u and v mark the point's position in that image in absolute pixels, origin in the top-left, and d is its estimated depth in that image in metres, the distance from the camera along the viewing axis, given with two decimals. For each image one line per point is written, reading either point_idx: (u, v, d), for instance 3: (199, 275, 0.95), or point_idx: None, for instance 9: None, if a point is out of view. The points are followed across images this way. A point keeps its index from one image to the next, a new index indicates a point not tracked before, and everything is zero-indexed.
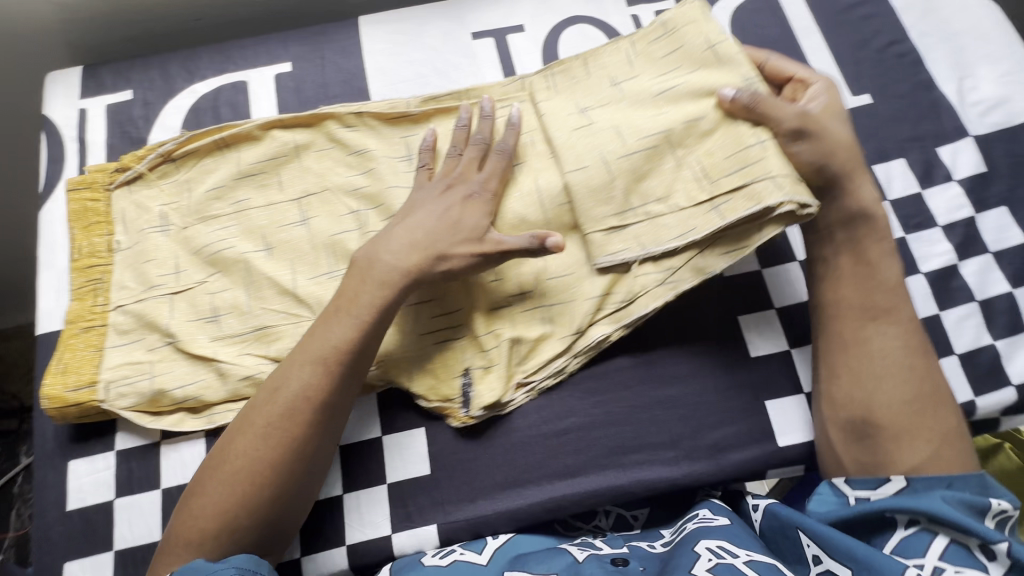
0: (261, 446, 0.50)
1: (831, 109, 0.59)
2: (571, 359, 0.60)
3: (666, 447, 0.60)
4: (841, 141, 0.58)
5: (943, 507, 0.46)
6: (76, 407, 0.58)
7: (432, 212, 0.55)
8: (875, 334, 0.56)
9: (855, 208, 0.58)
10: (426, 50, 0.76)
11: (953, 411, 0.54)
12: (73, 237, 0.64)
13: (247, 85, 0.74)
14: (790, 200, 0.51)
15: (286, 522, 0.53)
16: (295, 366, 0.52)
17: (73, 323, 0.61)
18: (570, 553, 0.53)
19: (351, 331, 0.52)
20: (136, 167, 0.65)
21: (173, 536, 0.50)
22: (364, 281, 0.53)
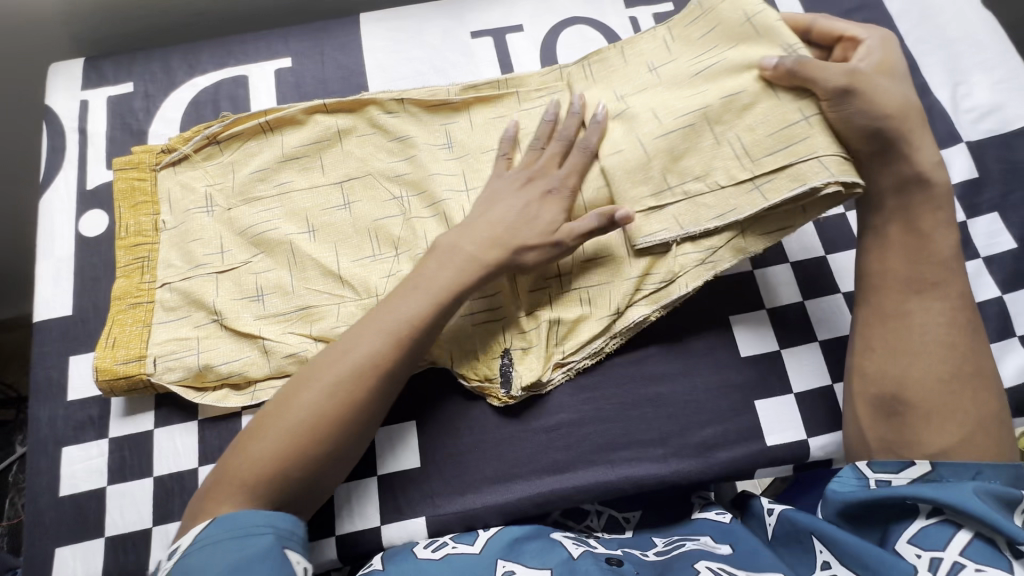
0: (323, 403, 0.50)
1: (882, 67, 0.55)
2: (609, 339, 0.61)
3: (655, 444, 0.61)
4: (897, 98, 0.55)
5: (967, 500, 0.44)
6: (126, 380, 0.59)
7: (512, 206, 0.58)
8: (917, 309, 0.54)
9: (905, 175, 0.55)
10: (425, 48, 0.77)
11: (995, 401, 0.52)
12: (120, 216, 0.66)
13: (248, 80, 0.75)
14: (835, 177, 0.52)
15: (324, 485, 0.52)
16: (369, 330, 0.52)
17: (120, 299, 0.62)
18: (565, 549, 0.52)
19: (428, 303, 0.53)
20: (182, 148, 0.68)
21: (217, 481, 0.48)
22: (444, 263, 0.55)
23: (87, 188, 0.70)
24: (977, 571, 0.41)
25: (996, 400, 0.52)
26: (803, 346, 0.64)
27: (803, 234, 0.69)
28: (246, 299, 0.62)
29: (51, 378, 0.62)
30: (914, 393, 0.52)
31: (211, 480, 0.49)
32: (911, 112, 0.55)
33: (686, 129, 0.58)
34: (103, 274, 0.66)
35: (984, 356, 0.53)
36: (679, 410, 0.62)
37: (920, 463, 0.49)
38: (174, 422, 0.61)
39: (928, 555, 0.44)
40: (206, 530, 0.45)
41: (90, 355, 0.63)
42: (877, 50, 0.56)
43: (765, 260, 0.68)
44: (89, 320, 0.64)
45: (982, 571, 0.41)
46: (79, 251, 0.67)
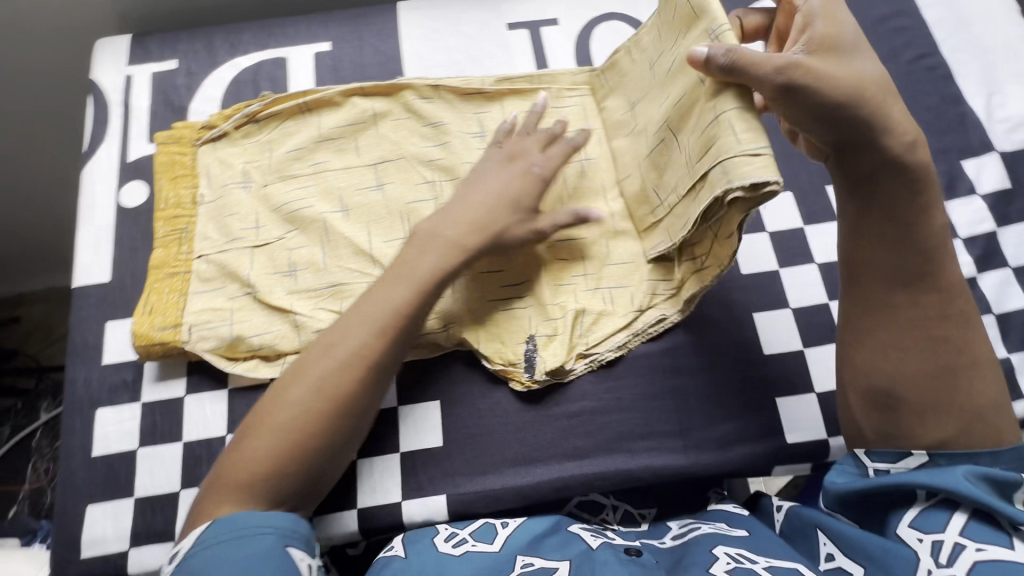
0: (315, 395, 0.51)
1: (825, 41, 0.50)
2: (632, 336, 0.62)
3: (676, 436, 0.61)
4: (847, 78, 0.48)
5: (963, 484, 0.44)
6: (161, 346, 0.60)
7: (486, 192, 0.59)
8: (902, 306, 0.51)
9: (877, 162, 0.49)
10: (461, 37, 0.78)
11: (996, 386, 0.50)
12: (160, 188, 0.68)
13: (286, 62, 0.76)
14: (736, 183, 0.47)
15: (325, 476, 0.53)
16: (355, 323, 0.54)
17: (158, 269, 0.64)
18: (583, 541, 0.53)
19: (413, 294, 0.55)
20: (223, 125, 0.70)
21: (218, 480, 0.49)
22: (426, 251, 0.57)
23: (128, 160, 0.72)
24: (977, 551, 0.42)
25: (995, 384, 0.50)
26: (828, 347, 0.64)
27: (832, 236, 0.69)
28: (279, 274, 0.63)
29: (88, 342, 0.64)
30: (906, 391, 0.50)
31: (210, 482, 0.50)
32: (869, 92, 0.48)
33: (659, 143, 0.59)
34: (141, 243, 0.68)
35: (981, 340, 0.51)
36: (700, 402, 0.62)
37: (917, 453, 0.49)
38: (204, 389, 0.62)
39: (929, 539, 0.44)
40: (208, 531, 0.45)
41: (126, 322, 0.65)
42: (817, 23, 0.50)
43: (792, 260, 0.68)
44: (126, 288, 0.66)
45: (982, 551, 0.42)
46: (119, 221, 0.69)
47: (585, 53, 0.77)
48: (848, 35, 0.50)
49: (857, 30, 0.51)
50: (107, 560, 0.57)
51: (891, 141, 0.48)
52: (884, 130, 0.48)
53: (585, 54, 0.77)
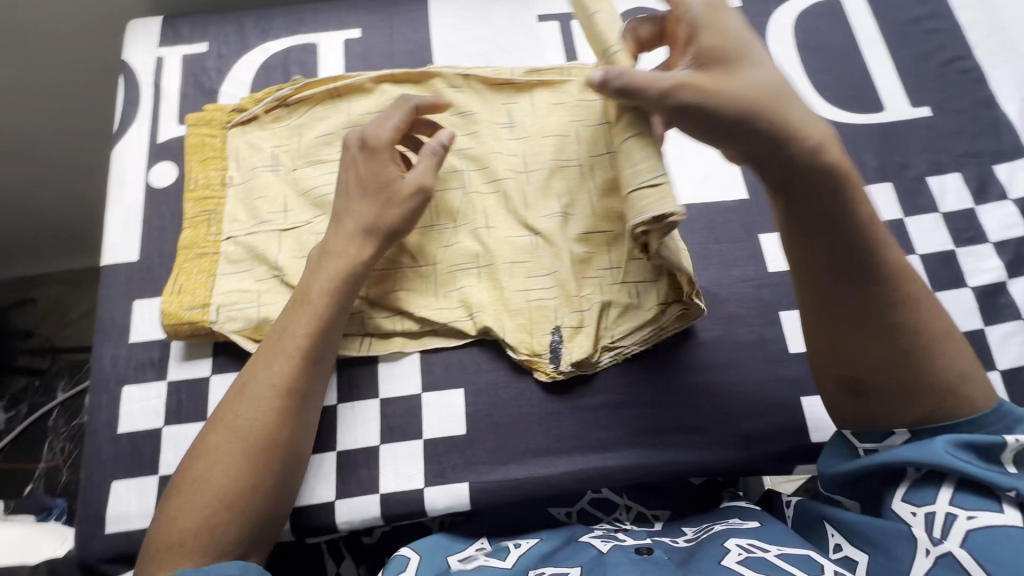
0: (235, 437, 0.51)
1: (713, 46, 0.47)
2: (658, 330, 0.62)
3: (700, 432, 0.61)
4: (735, 90, 0.46)
5: (946, 457, 0.45)
6: (189, 325, 0.61)
7: (356, 189, 0.60)
8: (851, 316, 0.49)
9: (787, 167, 0.46)
10: (492, 28, 0.78)
11: (960, 352, 0.49)
12: (190, 169, 0.68)
13: (317, 48, 0.76)
14: (641, 217, 0.48)
15: (273, 514, 0.52)
16: (262, 362, 0.54)
17: (187, 249, 0.64)
18: (594, 546, 0.55)
19: (313, 323, 0.56)
20: (253, 109, 0.70)
21: (151, 547, 0.48)
22: (316, 275, 0.57)
23: (157, 140, 0.72)
24: (969, 519, 0.43)
25: (961, 346, 0.50)
26: None
27: None
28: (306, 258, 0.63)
29: (116, 319, 0.64)
30: (874, 376, 0.49)
31: (146, 550, 0.48)
32: (767, 103, 0.46)
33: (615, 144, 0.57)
34: (170, 224, 0.68)
35: (935, 308, 0.50)
36: (725, 398, 0.62)
37: (899, 432, 0.49)
38: (229, 370, 0.62)
39: (923, 511, 0.45)
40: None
41: (153, 301, 0.65)
42: (702, 33, 0.48)
43: None
44: (154, 267, 0.66)
45: (973, 519, 0.43)
46: (148, 201, 0.69)
47: None
48: (732, 38, 0.48)
49: (744, 29, 0.49)
50: (131, 536, 0.58)
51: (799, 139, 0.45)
52: (787, 136, 0.45)
53: None
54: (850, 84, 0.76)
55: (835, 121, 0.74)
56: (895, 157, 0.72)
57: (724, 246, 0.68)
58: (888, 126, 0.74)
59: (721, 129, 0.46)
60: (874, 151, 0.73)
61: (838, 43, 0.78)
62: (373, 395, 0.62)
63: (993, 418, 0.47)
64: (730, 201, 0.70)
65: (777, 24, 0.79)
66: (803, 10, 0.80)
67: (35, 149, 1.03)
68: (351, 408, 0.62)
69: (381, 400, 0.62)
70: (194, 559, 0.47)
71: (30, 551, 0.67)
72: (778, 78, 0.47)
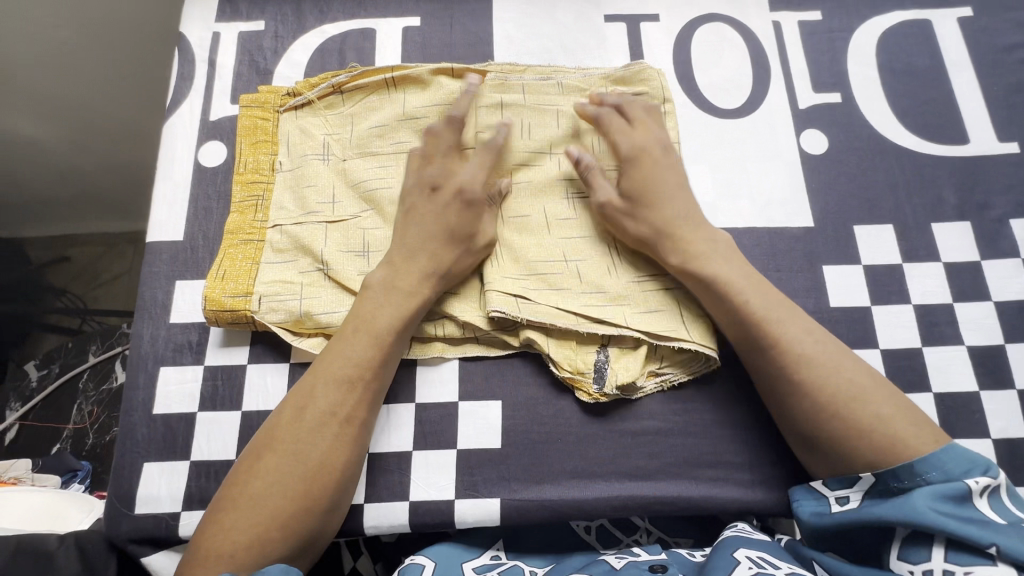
0: (294, 459, 0.50)
1: (661, 159, 0.60)
2: (696, 366, 0.60)
3: (743, 469, 0.58)
4: (652, 190, 0.59)
5: (925, 514, 0.44)
6: (231, 314, 0.59)
7: (421, 214, 0.59)
8: (773, 386, 0.54)
9: (690, 261, 0.56)
10: (556, 26, 0.74)
11: (874, 398, 0.51)
12: (240, 151, 0.67)
13: (375, 34, 0.74)
14: (495, 310, 0.58)
15: (319, 536, 0.51)
16: (321, 382, 0.53)
17: (233, 234, 0.63)
18: (606, 562, 0.53)
19: (378, 352, 0.54)
20: (307, 94, 0.67)
21: (195, 557, 0.47)
22: (382, 303, 0.56)
23: (208, 119, 0.71)
24: None
25: (888, 394, 0.51)
26: (917, 396, 0.60)
27: (931, 277, 0.65)
28: (352, 253, 0.62)
29: (157, 299, 0.64)
30: (815, 431, 0.52)
31: (190, 556, 0.47)
32: (674, 205, 0.58)
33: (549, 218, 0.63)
34: (216, 205, 0.67)
35: (850, 365, 0.52)
36: (773, 437, 0.59)
37: (864, 475, 0.49)
38: (266, 361, 0.61)
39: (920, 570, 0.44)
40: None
41: (195, 283, 0.64)
42: (644, 157, 0.60)
43: (886, 298, 0.64)
44: (198, 249, 0.65)
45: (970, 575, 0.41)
46: (196, 181, 0.68)
47: (683, 56, 0.73)
48: (662, 152, 0.61)
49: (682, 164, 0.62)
50: (159, 520, 0.57)
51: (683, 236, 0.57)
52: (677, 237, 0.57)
53: (683, 56, 0.73)
54: (932, 112, 0.71)
55: (912, 150, 0.70)
56: (976, 195, 0.68)
57: (784, 274, 0.64)
58: (971, 161, 0.69)
59: (643, 231, 0.58)
60: (954, 185, 0.68)
61: (922, 66, 0.73)
62: (409, 398, 0.61)
63: (951, 461, 0.46)
64: (795, 227, 0.66)
65: (859, 41, 0.74)
66: (887, 28, 0.75)
67: (83, 113, 1.03)
68: (386, 411, 0.61)
69: (416, 405, 0.61)
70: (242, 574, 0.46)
71: (58, 519, 0.69)
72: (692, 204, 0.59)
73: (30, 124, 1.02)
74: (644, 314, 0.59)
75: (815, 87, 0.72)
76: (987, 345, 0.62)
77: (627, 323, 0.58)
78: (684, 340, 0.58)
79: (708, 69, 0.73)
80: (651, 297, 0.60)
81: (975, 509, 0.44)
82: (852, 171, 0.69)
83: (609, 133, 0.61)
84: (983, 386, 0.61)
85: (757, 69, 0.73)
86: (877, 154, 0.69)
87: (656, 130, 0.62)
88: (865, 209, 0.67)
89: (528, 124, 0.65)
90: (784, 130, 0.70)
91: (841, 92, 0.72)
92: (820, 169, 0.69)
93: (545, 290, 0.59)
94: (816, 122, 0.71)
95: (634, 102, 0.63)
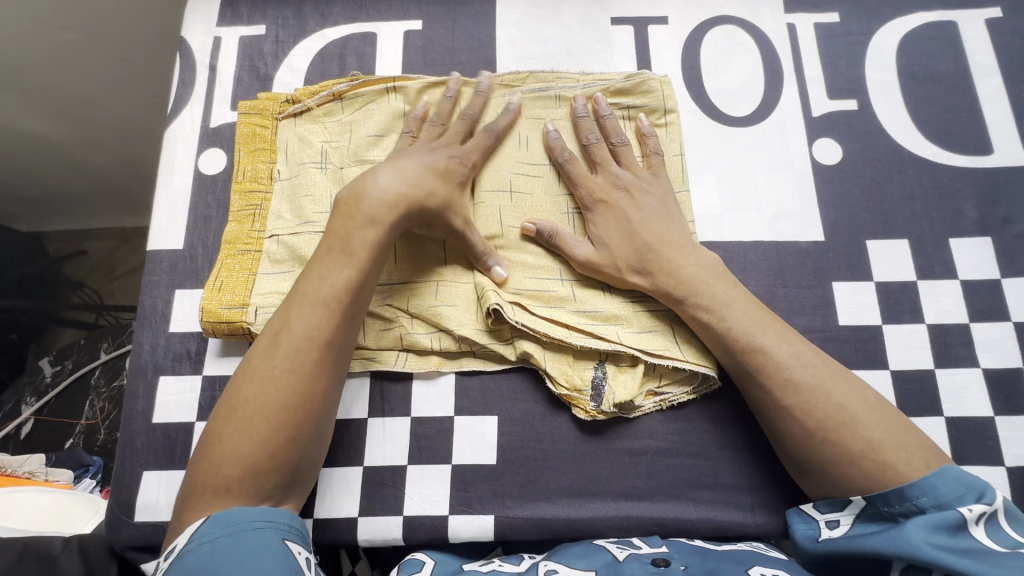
0: (274, 384, 0.49)
1: (640, 190, 0.60)
2: (693, 388, 0.59)
3: (743, 492, 0.57)
4: (614, 240, 0.58)
5: (922, 548, 0.42)
6: (227, 325, 0.59)
7: (416, 159, 0.58)
8: (764, 406, 0.52)
9: (675, 283, 0.55)
10: (561, 29, 0.72)
11: (867, 422, 0.49)
12: (238, 159, 0.66)
13: (376, 38, 0.73)
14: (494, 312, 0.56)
15: (310, 455, 0.51)
16: (295, 309, 0.52)
17: (230, 244, 0.63)
18: (609, 552, 0.51)
19: (353, 267, 0.53)
20: (307, 101, 0.67)
21: (192, 492, 0.47)
22: (355, 219, 0.54)
23: (209, 126, 0.70)
24: None
25: (883, 417, 0.49)
26: (928, 420, 0.58)
27: (947, 295, 0.62)
28: None
29: (157, 308, 0.64)
30: (809, 456, 0.50)
31: (185, 494, 0.47)
32: (637, 245, 0.57)
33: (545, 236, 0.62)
34: (215, 213, 0.67)
35: (842, 388, 0.50)
36: (773, 459, 0.57)
37: (856, 499, 0.48)
38: None
39: None
40: (203, 529, 0.43)
41: (194, 293, 0.65)
42: (622, 190, 0.60)
43: (898, 316, 0.62)
44: (197, 258, 0.66)
45: None
46: (196, 188, 0.68)
47: (693, 61, 0.71)
48: (621, 197, 0.59)
49: (671, 190, 0.61)
50: (158, 529, 0.58)
51: (668, 264, 0.56)
52: (663, 265, 0.56)
53: (692, 59, 0.71)
54: (955, 120, 0.68)
55: (932, 161, 0.67)
56: (999, 209, 0.65)
57: (792, 291, 0.62)
58: (994, 172, 0.66)
59: (624, 260, 0.57)
60: (974, 199, 0.65)
61: (946, 71, 0.70)
62: (404, 412, 0.61)
63: (943, 486, 0.45)
64: (804, 241, 0.64)
65: (878, 44, 0.71)
66: (910, 31, 0.72)
67: (91, 111, 1.03)
68: (381, 424, 0.60)
69: (412, 419, 0.60)
70: (241, 502, 0.46)
71: (63, 521, 0.70)
72: (678, 230, 0.58)
73: (36, 117, 1.02)
74: (637, 333, 0.58)
75: (830, 93, 0.69)
76: (1004, 368, 0.60)
77: (621, 340, 0.57)
78: (679, 359, 0.57)
79: (718, 74, 0.70)
80: (644, 316, 0.59)
81: (970, 538, 0.43)
82: (867, 182, 0.66)
83: (571, 185, 0.61)
84: (999, 411, 0.58)
85: (769, 74, 0.70)
86: (894, 165, 0.66)
87: (617, 172, 0.61)
88: (879, 222, 0.65)
89: (524, 138, 0.64)
90: (796, 138, 0.68)
91: (857, 99, 0.69)
92: (832, 180, 0.66)
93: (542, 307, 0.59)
94: (830, 130, 0.68)
95: (601, 144, 0.62)
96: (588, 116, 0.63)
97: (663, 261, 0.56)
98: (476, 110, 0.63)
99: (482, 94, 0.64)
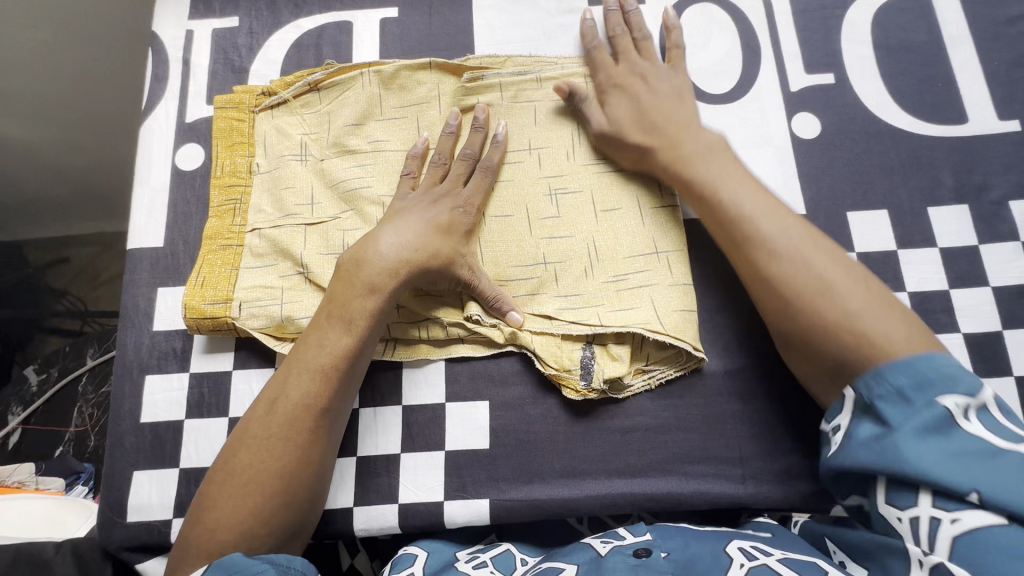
0: (271, 453, 0.49)
1: (659, 74, 0.62)
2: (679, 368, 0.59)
3: (733, 464, 0.58)
4: (624, 116, 0.60)
5: (910, 459, 0.39)
6: (211, 320, 0.59)
7: (421, 216, 0.57)
8: (746, 268, 0.53)
9: (683, 150, 0.57)
10: (539, 11, 0.72)
11: (847, 292, 0.48)
12: (215, 154, 0.65)
13: (352, 26, 0.72)
14: (477, 314, 0.59)
15: (302, 526, 0.51)
16: (293, 376, 0.52)
17: (211, 240, 0.62)
18: (591, 548, 0.49)
19: (352, 336, 0.53)
20: (283, 93, 0.66)
21: (183, 557, 0.47)
22: (353, 285, 0.54)
23: (185, 121, 0.69)
24: (953, 524, 0.38)
25: (869, 291, 0.48)
26: None
27: (927, 262, 0.63)
28: (332, 255, 0.60)
29: (139, 306, 0.63)
30: (796, 335, 0.50)
31: (179, 552, 0.48)
32: (646, 124, 0.59)
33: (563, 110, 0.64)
34: (195, 210, 0.66)
35: (828, 264, 0.50)
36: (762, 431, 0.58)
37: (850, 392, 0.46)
38: (251, 366, 0.61)
39: (908, 518, 0.40)
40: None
41: (177, 290, 0.64)
42: (637, 77, 0.62)
43: None
44: (179, 255, 0.65)
45: (957, 523, 0.38)
46: (174, 184, 0.67)
47: None
48: (637, 83, 0.62)
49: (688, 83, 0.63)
50: (151, 528, 0.58)
51: (677, 138, 0.58)
52: (674, 140, 0.58)
53: None
54: (930, 91, 0.69)
55: (909, 132, 0.67)
56: (975, 176, 0.66)
57: None
58: (970, 141, 0.67)
59: (637, 134, 0.59)
60: (951, 168, 0.66)
61: (920, 42, 0.70)
62: (395, 402, 0.61)
63: (927, 367, 0.42)
64: None
65: (853, 18, 0.71)
66: (883, 4, 0.72)
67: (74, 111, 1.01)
68: (373, 413, 0.60)
69: (403, 407, 0.60)
70: None
71: (56, 526, 0.69)
72: (687, 114, 0.60)
73: (17, 123, 0.99)
74: (619, 310, 0.57)
75: (807, 68, 0.70)
76: (985, 331, 0.61)
77: (602, 321, 0.57)
78: (660, 333, 0.56)
79: (697, 52, 0.70)
80: (625, 296, 0.58)
81: (964, 435, 0.39)
82: (846, 155, 0.67)
83: (590, 69, 0.65)
84: (980, 374, 0.60)
85: (747, 51, 0.70)
86: (871, 137, 0.67)
87: (636, 60, 0.63)
88: (859, 193, 0.65)
89: (500, 121, 0.63)
90: (775, 113, 0.68)
91: (834, 73, 0.69)
92: (812, 154, 0.67)
93: (528, 298, 0.60)
94: (809, 104, 0.68)
95: (625, 35, 0.65)
96: (616, 11, 0.67)
97: (667, 136, 0.58)
98: (475, 146, 0.61)
99: (480, 129, 0.62)
